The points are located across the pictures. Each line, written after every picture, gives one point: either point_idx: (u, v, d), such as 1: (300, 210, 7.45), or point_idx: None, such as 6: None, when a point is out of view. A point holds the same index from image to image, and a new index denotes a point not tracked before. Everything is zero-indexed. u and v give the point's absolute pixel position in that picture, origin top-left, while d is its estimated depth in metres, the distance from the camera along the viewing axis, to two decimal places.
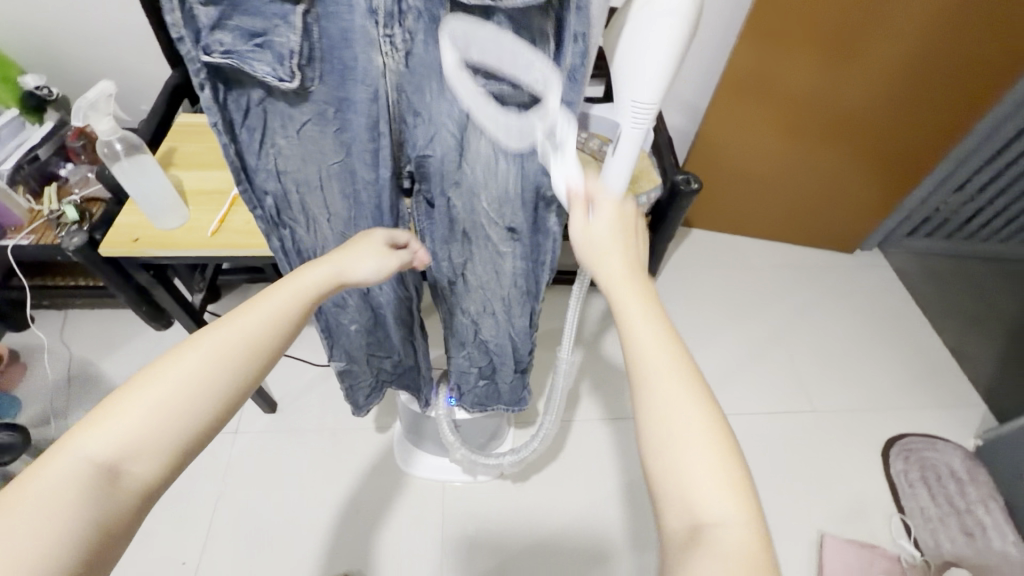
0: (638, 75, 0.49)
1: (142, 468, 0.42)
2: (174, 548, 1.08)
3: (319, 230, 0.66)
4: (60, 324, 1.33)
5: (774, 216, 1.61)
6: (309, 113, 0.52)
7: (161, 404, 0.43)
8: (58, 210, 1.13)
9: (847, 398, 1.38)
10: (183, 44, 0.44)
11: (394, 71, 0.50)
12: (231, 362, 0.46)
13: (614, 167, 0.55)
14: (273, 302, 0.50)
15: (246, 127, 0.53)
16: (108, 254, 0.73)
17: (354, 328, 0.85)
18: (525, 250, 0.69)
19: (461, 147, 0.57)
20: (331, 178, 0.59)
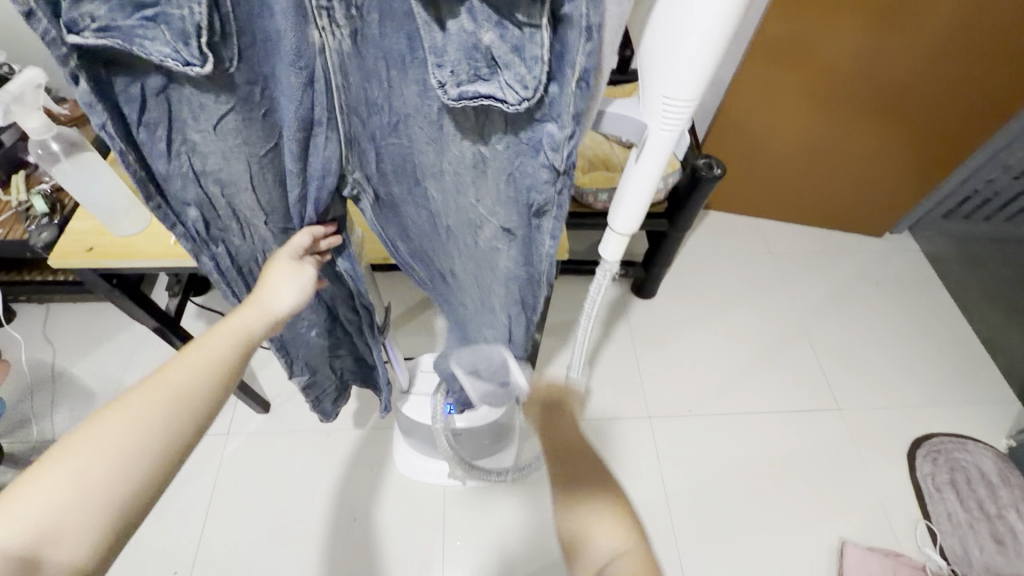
0: (676, 71, 0.40)
1: (65, 552, 0.38)
2: (165, 557, 1.04)
3: (255, 235, 0.59)
4: (42, 319, 1.27)
5: (793, 198, 1.50)
6: (230, 102, 0.44)
7: (80, 474, 0.39)
8: (25, 202, 1.04)
9: (874, 394, 1.30)
10: (35, 20, 0.33)
11: (336, 50, 0.40)
12: (162, 417, 0.43)
13: (639, 173, 0.50)
14: (202, 351, 0.48)
15: (144, 127, 0.44)
16: (60, 265, 0.66)
17: (313, 333, 0.79)
18: (522, 250, 0.56)
19: (436, 142, 0.49)
20: (264, 170, 0.51)
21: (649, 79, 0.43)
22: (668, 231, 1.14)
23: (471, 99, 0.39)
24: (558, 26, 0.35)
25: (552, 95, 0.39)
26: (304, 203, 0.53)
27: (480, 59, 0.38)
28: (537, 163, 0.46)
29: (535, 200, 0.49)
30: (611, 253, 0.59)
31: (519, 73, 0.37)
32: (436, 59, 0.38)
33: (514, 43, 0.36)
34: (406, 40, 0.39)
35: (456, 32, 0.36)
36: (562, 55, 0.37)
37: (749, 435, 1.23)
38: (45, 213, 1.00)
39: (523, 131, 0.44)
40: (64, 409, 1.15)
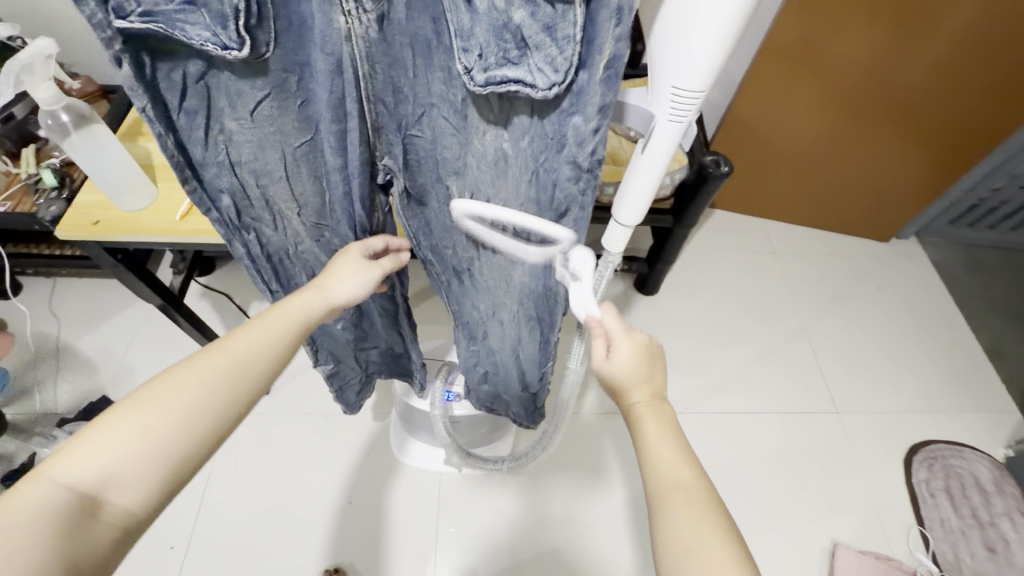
0: (685, 60, 0.40)
1: (124, 495, 0.40)
2: (162, 531, 1.05)
3: (287, 227, 0.60)
4: (47, 293, 1.28)
5: (805, 200, 1.49)
6: (266, 88, 0.43)
7: (151, 423, 0.42)
8: (33, 175, 1.05)
9: (874, 398, 1.30)
10: (85, 4, 0.33)
11: (363, 37, 0.40)
12: (225, 384, 0.46)
13: (644, 166, 0.49)
14: (267, 327, 0.51)
15: (185, 111, 0.44)
16: (65, 237, 0.66)
17: (340, 328, 0.79)
18: (538, 255, 0.58)
19: (461, 129, 0.48)
20: (298, 163, 0.51)
21: (659, 67, 0.43)
22: (674, 227, 1.14)
23: (498, 84, 0.39)
24: (590, 6, 0.35)
25: (581, 84, 0.39)
26: (344, 195, 0.53)
27: (510, 40, 0.37)
28: (561, 160, 0.46)
29: (558, 192, 0.49)
30: (614, 245, 0.59)
31: (550, 55, 0.37)
32: (463, 41, 0.38)
33: (546, 23, 0.35)
34: (432, 21, 0.39)
35: (486, 11, 0.36)
36: (593, 40, 0.36)
37: (745, 435, 1.23)
38: (54, 187, 1.00)
39: (549, 123, 0.44)
40: (66, 383, 1.16)
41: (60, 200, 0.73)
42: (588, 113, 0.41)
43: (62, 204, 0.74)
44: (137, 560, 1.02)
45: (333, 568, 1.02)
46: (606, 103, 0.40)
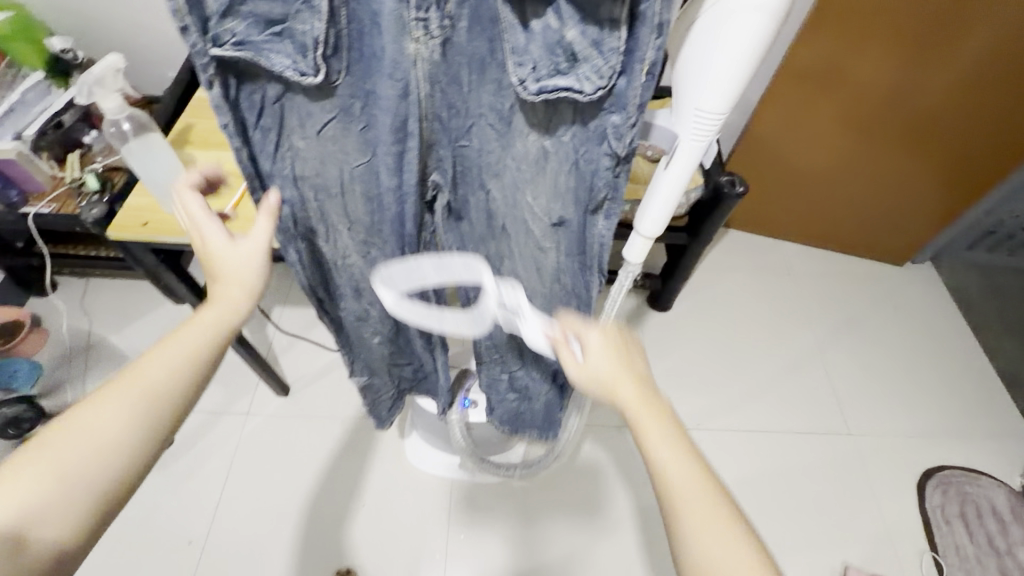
0: (707, 84, 0.44)
1: (48, 530, 0.42)
2: (181, 527, 1.08)
3: (337, 239, 0.63)
4: (81, 292, 1.33)
5: (821, 221, 1.51)
6: (332, 110, 0.48)
7: (68, 461, 0.44)
8: (78, 179, 1.12)
9: (888, 420, 1.29)
10: (188, 34, 0.39)
11: (428, 59, 0.43)
12: (136, 413, 0.46)
13: (667, 180, 0.53)
14: (173, 349, 0.49)
15: (260, 127, 0.49)
16: (117, 237, 0.71)
17: (376, 340, 0.82)
18: (573, 240, 0.61)
19: (504, 138, 0.52)
20: (354, 181, 0.55)
21: (682, 89, 0.46)
22: (689, 244, 1.16)
23: (550, 92, 0.43)
24: (633, 21, 0.40)
25: (620, 88, 0.44)
26: (395, 210, 0.57)
27: (561, 55, 0.42)
28: (600, 151, 0.51)
29: (598, 183, 0.54)
30: (635, 256, 0.62)
31: (596, 65, 0.42)
32: (518, 57, 0.42)
33: (593, 38, 0.41)
34: (488, 43, 0.44)
35: (540, 30, 0.41)
36: (634, 50, 0.41)
37: (756, 454, 1.23)
38: (97, 190, 1.05)
39: (592, 122, 0.48)
40: (96, 379, 1.20)
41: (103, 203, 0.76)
42: (626, 112, 0.46)
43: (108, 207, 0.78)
44: (156, 554, 1.05)
45: (345, 570, 1.04)
46: (640, 104, 0.45)
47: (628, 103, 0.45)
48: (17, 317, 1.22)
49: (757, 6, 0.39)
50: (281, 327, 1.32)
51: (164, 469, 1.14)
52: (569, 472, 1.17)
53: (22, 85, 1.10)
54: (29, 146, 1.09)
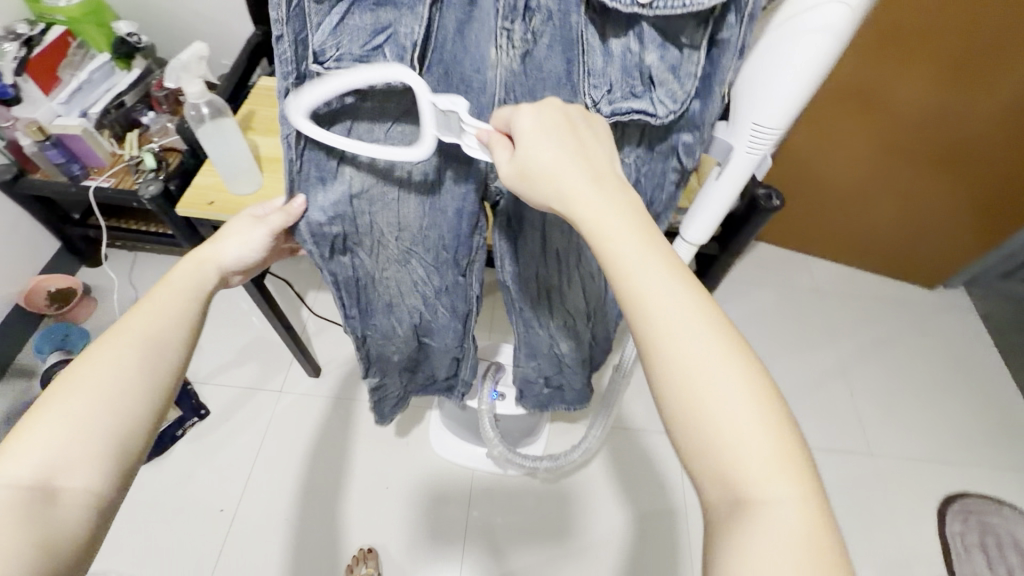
0: (768, 100, 0.46)
1: (76, 478, 0.40)
2: (214, 496, 1.13)
3: (381, 252, 0.66)
4: (129, 265, 1.40)
5: (851, 242, 1.50)
6: (397, 113, 0.49)
7: (76, 410, 0.41)
8: (137, 157, 1.16)
9: (911, 444, 1.29)
10: (280, 43, 0.41)
11: (507, 69, 0.45)
12: (141, 359, 0.45)
13: (719, 189, 0.57)
14: (158, 302, 0.49)
15: (321, 142, 0.50)
16: (182, 213, 0.76)
17: (397, 356, 0.85)
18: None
19: None
20: (408, 189, 0.57)
21: (742, 103, 0.48)
22: (719, 254, 1.16)
23: (624, 115, 0.46)
24: (712, 49, 0.43)
25: (695, 111, 0.48)
26: (455, 217, 0.60)
27: (638, 78, 0.44)
28: (667, 167, 0.55)
29: (656, 199, 0.58)
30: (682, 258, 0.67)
31: (672, 89, 0.45)
32: (595, 79, 0.45)
33: (671, 63, 0.43)
34: (565, 63, 0.45)
35: (620, 52, 0.43)
36: (711, 74, 0.45)
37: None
38: (153, 169, 1.10)
39: (659, 143, 0.52)
40: None
41: (161, 182, 0.85)
42: (698, 131, 0.50)
43: (161, 184, 0.83)
44: (189, 518, 1.10)
45: (367, 548, 1.07)
46: (709, 123, 0.49)
47: (701, 123, 0.49)
48: (73, 285, 1.29)
49: (824, 26, 0.41)
50: (315, 311, 1.36)
51: (200, 438, 1.19)
52: (588, 472, 1.18)
53: (89, 66, 1.16)
54: (93, 123, 1.16)
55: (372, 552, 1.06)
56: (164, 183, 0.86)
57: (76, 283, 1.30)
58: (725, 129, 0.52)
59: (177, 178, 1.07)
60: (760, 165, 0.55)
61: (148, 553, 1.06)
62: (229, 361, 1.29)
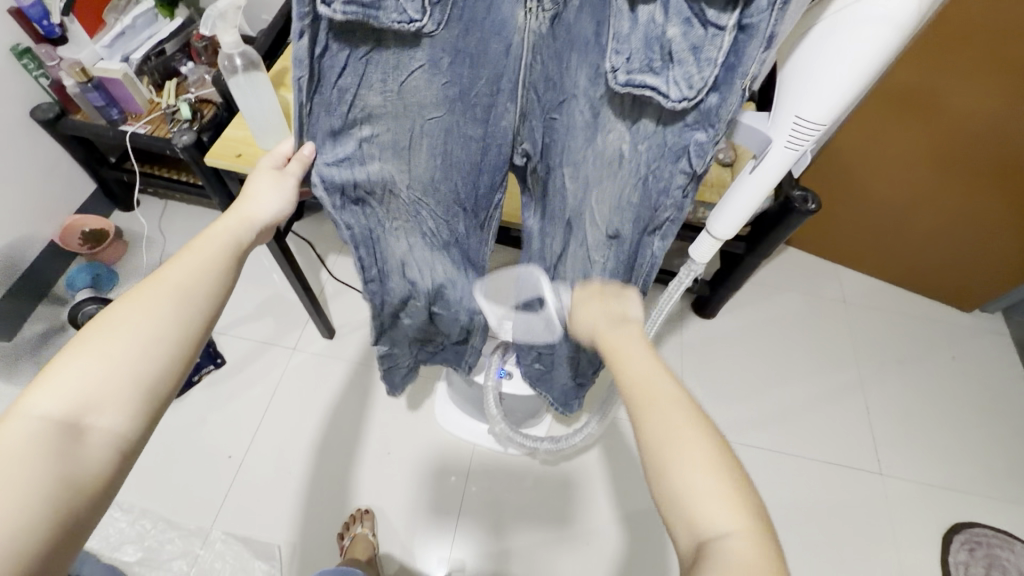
0: (812, 92, 0.44)
1: (106, 419, 0.41)
2: (224, 442, 1.16)
3: (393, 208, 0.65)
4: (160, 212, 1.43)
5: (881, 253, 1.45)
6: (422, 60, 0.48)
7: (109, 352, 0.42)
8: (173, 106, 1.16)
9: (923, 468, 1.25)
10: None
11: (535, 31, 0.48)
12: (176, 308, 0.45)
13: (750, 185, 0.54)
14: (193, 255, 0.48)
15: (338, 86, 0.50)
16: (211, 163, 0.77)
17: (404, 315, 0.83)
18: (621, 258, 0.65)
19: (590, 131, 0.53)
20: (424, 136, 0.56)
21: (786, 98, 0.46)
22: (744, 254, 1.13)
23: (636, 88, 0.43)
24: (738, 35, 0.39)
25: (711, 104, 0.44)
26: (472, 168, 0.61)
27: (657, 52, 0.41)
28: (675, 168, 0.52)
29: (662, 204, 0.55)
30: (702, 253, 0.64)
31: (689, 72, 0.41)
32: (617, 44, 0.42)
33: (694, 43, 0.40)
34: (596, 26, 0.45)
35: (644, 22, 0.40)
36: (735, 65, 0.41)
37: (773, 478, 1.22)
38: (188, 120, 1.10)
39: (671, 128, 0.49)
40: None
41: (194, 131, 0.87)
42: (713, 129, 0.46)
43: (193, 134, 0.86)
44: (199, 460, 1.14)
45: (364, 509, 1.10)
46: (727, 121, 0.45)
47: (717, 121, 0.45)
48: (106, 228, 1.33)
49: (886, 19, 0.38)
50: (333, 274, 1.38)
51: (215, 386, 1.23)
52: (589, 461, 1.18)
53: (133, 12, 1.16)
54: (134, 68, 1.16)
55: (369, 514, 1.08)
56: (196, 133, 0.88)
57: (109, 225, 1.34)
58: (765, 122, 0.49)
59: (210, 130, 1.07)
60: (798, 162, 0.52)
61: (159, 489, 1.11)
62: (249, 315, 1.32)
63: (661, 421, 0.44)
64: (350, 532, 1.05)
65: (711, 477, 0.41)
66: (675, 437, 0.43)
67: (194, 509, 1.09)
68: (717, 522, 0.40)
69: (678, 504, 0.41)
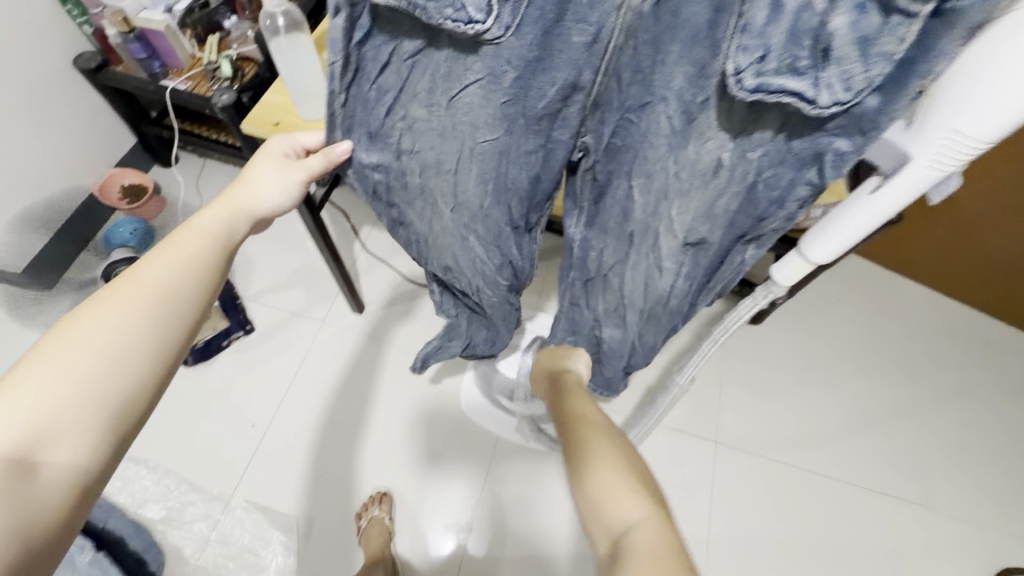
0: (985, 106, 0.37)
1: (62, 449, 0.38)
2: (249, 410, 1.16)
3: (434, 215, 0.60)
4: (198, 170, 1.42)
5: (962, 272, 1.31)
6: (480, 73, 0.43)
7: (68, 372, 0.39)
8: (213, 62, 1.11)
9: (975, 504, 1.16)
10: None
11: (635, 9, 0.39)
12: (149, 321, 0.43)
13: (871, 205, 0.47)
14: (174, 252, 0.47)
15: (378, 85, 0.46)
16: (248, 130, 0.72)
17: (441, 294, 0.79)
18: (700, 267, 0.58)
19: (678, 135, 0.46)
20: (472, 159, 0.51)
21: (942, 107, 0.39)
22: None
23: (769, 93, 0.36)
24: (932, 22, 0.32)
25: (867, 108, 0.37)
26: (529, 181, 0.54)
27: (808, 47, 0.34)
28: (796, 178, 0.44)
29: (769, 216, 0.49)
30: (786, 275, 0.58)
31: (848, 72, 0.34)
32: (746, 40, 0.35)
33: (865, 33, 0.32)
34: (713, 12, 0.36)
35: (794, 11, 0.32)
36: (914, 60, 0.34)
37: (807, 503, 1.15)
38: (228, 78, 1.06)
39: (798, 140, 0.42)
40: None
41: (235, 93, 0.84)
42: (860, 137, 0.39)
43: (233, 94, 0.82)
44: (224, 426, 1.15)
45: (382, 491, 1.08)
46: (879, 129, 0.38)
47: (868, 127, 0.38)
48: (143, 182, 1.31)
49: None
50: (367, 247, 1.34)
51: (243, 352, 1.22)
52: None
53: None
54: (176, 20, 1.10)
55: (387, 496, 1.07)
56: (236, 94, 0.85)
57: (147, 180, 1.32)
58: (903, 134, 0.42)
59: (251, 91, 1.04)
60: (934, 189, 0.45)
61: (184, 451, 1.12)
62: (280, 283, 1.30)
63: (579, 444, 0.53)
64: (367, 513, 1.05)
65: (619, 478, 0.47)
66: (586, 452, 0.51)
67: (217, 475, 1.10)
68: (621, 514, 0.44)
69: (589, 508, 0.47)
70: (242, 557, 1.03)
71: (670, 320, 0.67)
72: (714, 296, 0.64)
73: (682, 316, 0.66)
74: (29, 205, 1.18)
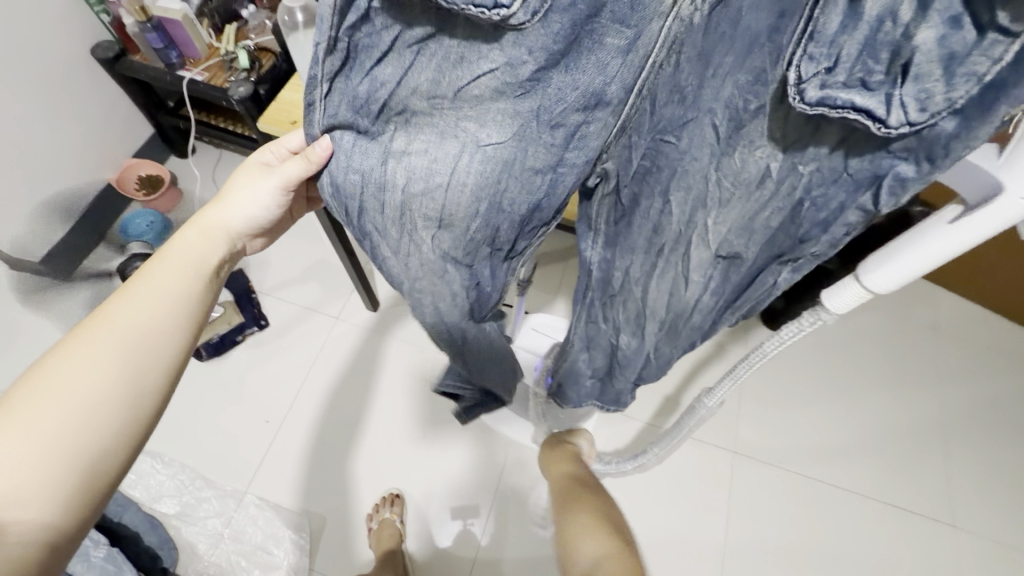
0: None
1: (32, 503, 0.38)
2: (263, 406, 1.16)
3: (410, 246, 0.51)
4: (214, 162, 1.40)
5: (1005, 283, 1.24)
6: (496, 62, 0.37)
7: (39, 421, 0.40)
8: (231, 53, 1.09)
9: (1002, 525, 1.12)
10: None
11: (684, 18, 0.36)
12: (120, 360, 0.44)
13: (949, 238, 0.41)
14: (142, 283, 0.48)
15: (371, 77, 0.38)
16: (265, 128, 0.71)
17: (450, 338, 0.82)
18: (732, 280, 0.54)
19: (721, 150, 0.43)
20: (467, 168, 0.44)
21: None
22: (837, 270, 0.99)
23: (833, 107, 0.32)
24: None
25: (942, 133, 0.33)
26: (528, 210, 0.48)
27: (885, 62, 0.30)
28: (848, 201, 0.41)
29: (810, 237, 0.45)
30: (837, 304, 0.51)
31: (928, 91, 0.30)
32: (815, 47, 0.30)
33: (953, 50, 0.28)
34: (776, 18, 0.34)
35: (872, 22, 0.29)
36: (1005, 83, 0.30)
37: (824, 517, 1.12)
38: (245, 69, 1.03)
39: (857, 159, 0.38)
40: None
41: (252, 85, 0.81)
42: (927, 165, 0.35)
43: (249, 87, 0.81)
44: (237, 422, 1.14)
45: (393, 493, 1.07)
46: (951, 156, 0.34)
47: (937, 155, 0.34)
48: (161, 174, 1.31)
49: None
50: None
51: (257, 347, 1.22)
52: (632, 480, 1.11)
53: None
54: (193, 9, 1.10)
55: (400, 499, 1.06)
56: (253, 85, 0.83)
57: (166, 172, 1.31)
58: (996, 161, 0.37)
59: (268, 83, 1.01)
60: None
61: (197, 447, 1.12)
62: (295, 278, 1.29)
63: None
64: (378, 515, 1.04)
65: None
66: None
67: (230, 470, 1.10)
68: None
69: None
70: (254, 555, 1.03)
71: (688, 334, 0.64)
72: (738, 317, 0.60)
73: (702, 333, 0.63)
74: (47, 197, 1.17)
